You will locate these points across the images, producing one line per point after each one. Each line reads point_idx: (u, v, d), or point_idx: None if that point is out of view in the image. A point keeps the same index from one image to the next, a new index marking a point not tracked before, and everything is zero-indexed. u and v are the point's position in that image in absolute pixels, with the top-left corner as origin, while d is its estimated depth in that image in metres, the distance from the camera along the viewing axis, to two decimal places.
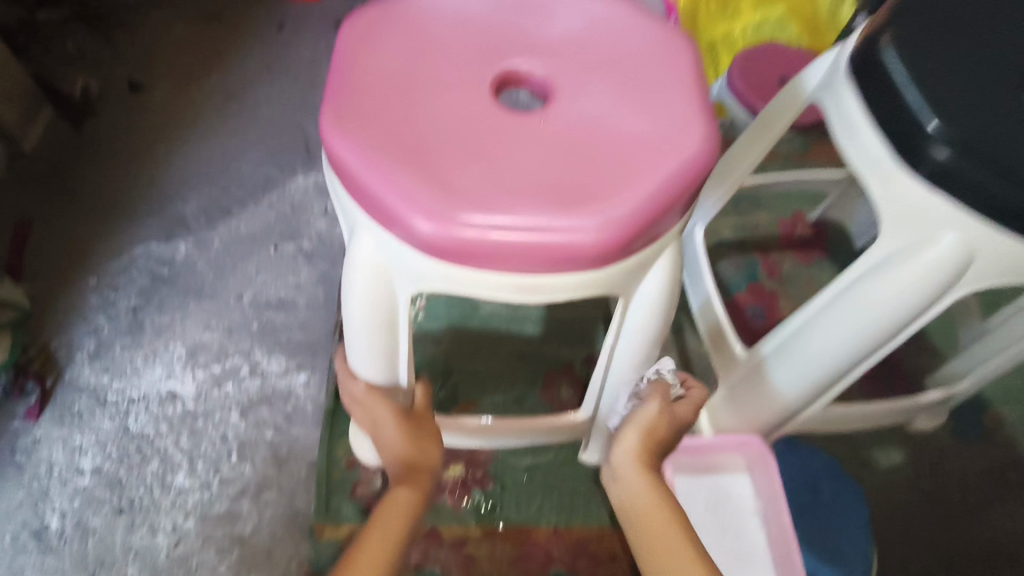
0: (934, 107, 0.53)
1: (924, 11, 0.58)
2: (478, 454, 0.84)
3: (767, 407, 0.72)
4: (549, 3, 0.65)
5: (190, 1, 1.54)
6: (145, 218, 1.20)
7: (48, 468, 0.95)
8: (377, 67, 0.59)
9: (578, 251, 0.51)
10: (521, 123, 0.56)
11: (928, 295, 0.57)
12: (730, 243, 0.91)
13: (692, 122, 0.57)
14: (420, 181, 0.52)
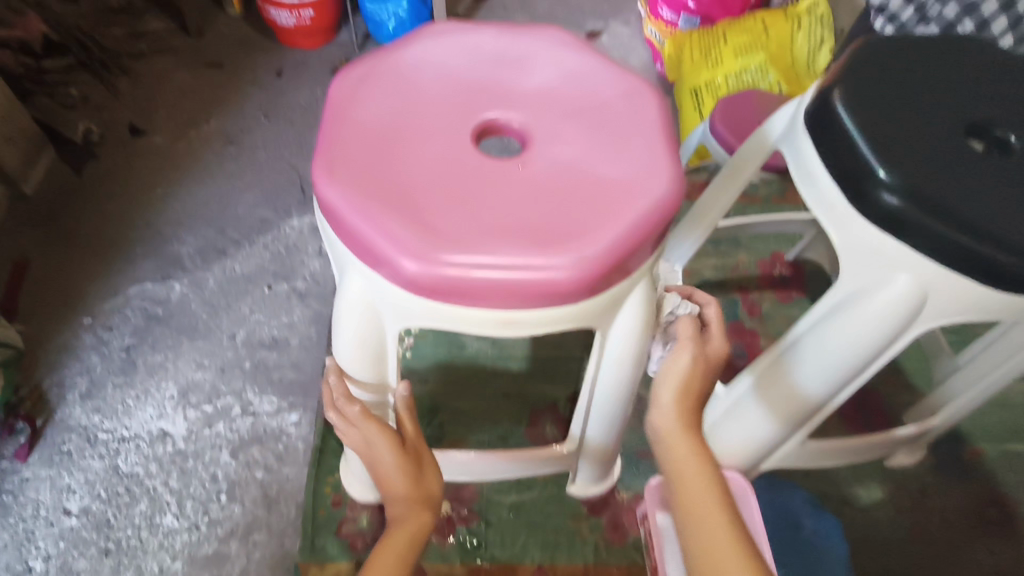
0: (882, 153, 0.51)
1: (873, 53, 0.57)
2: (463, 492, 0.83)
3: (739, 445, 0.71)
4: (528, 54, 0.69)
5: (192, 49, 1.60)
6: (141, 258, 1.22)
7: (35, 509, 0.95)
8: (366, 115, 0.62)
9: (554, 290, 0.54)
10: (500, 167, 0.59)
11: (887, 337, 0.55)
12: (710, 282, 0.94)
13: (662, 165, 0.60)
14: (405, 225, 0.55)
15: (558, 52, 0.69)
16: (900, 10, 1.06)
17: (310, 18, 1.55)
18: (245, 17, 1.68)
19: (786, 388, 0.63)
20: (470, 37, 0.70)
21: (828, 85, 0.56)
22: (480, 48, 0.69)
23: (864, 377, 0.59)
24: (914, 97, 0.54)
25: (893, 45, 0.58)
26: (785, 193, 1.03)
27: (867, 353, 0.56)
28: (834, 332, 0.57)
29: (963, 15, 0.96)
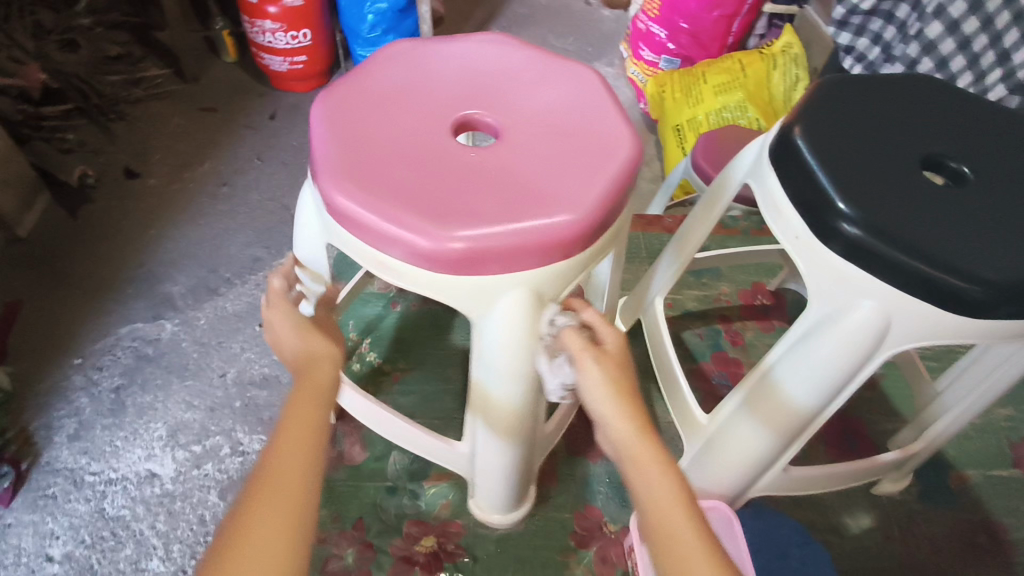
0: (840, 186, 0.52)
1: (833, 97, 0.59)
2: (451, 525, 0.79)
3: (719, 478, 0.68)
4: (562, 68, 0.67)
5: (189, 95, 1.65)
6: (132, 298, 1.22)
7: (16, 556, 0.93)
8: (382, 70, 0.65)
9: (431, 256, 0.52)
10: (442, 145, 0.58)
11: (851, 365, 0.55)
12: (694, 313, 0.95)
13: (598, 192, 0.55)
14: (335, 158, 0.57)
15: (587, 75, 0.66)
16: (868, 51, 1.15)
17: (303, 62, 1.61)
18: (238, 63, 1.75)
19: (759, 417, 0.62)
20: (517, 42, 0.70)
21: (789, 125, 0.58)
22: (514, 51, 0.69)
23: (834, 408, 0.59)
24: (870, 134, 0.57)
25: (851, 86, 0.61)
26: (764, 226, 1.06)
27: (835, 381, 0.56)
28: (802, 358, 0.57)
29: (922, 54, 1.03)
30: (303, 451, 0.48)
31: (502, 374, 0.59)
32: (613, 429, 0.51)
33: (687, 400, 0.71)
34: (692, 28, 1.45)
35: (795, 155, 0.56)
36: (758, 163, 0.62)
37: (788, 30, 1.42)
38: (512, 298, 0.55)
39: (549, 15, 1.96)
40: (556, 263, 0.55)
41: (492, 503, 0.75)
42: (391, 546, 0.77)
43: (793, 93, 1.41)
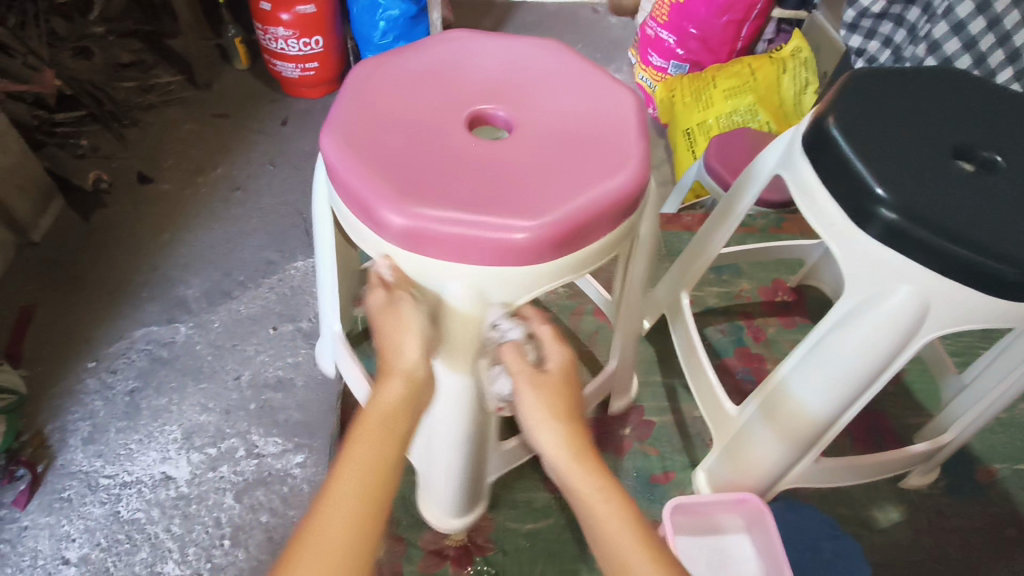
0: (875, 172, 0.53)
1: (863, 88, 0.60)
2: (479, 520, 0.78)
3: (753, 469, 0.68)
4: (603, 87, 0.66)
5: (200, 101, 1.66)
6: (146, 301, 1.23)
7: (32, 559, 0.92)
8: (430, 53, 0.69)
9: (390, 229, 0.54)
10: (441, 132, 0.59)
11: (887, 351, 0.55)
12: (716, 311, 0.95)
13: (569, 208, 0.54)
14: (344, 115, 0.60)
15: (624, 95, 0.65)
16: (878, 54, 1.16)
17: (314, 69, 1.62)
18: (250, 70, 1.77)
19: (791, 407, 0.62)
20: (572, 54, 0.70)
21: (821, 115, 0.59)
22: (563, 61, 0.69)
23: (864, 399, 0.59)
24: (901, 124, 0.57)
25: (879, 78, 0.61)
26: (782, 224, 1.06)
27: (868, 370, 0.57)
28: (837, 343, 0.57)
29: (928, 54, 1.03)
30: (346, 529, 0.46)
31: (453, 356, 0.60)
32: (547, 453, 0.53)
33: (717, 394, 0.72)
34: (702, 33, 1.46)
35: (830, 144, 0.57)
36: (791, 155, 0.63)
37: (796, 35, 1.42)
38: (461, 291, 0.56)
39: (556, 23, 1.98)
40: (513, 266, 0.54)
41: (444, 508, 0.73)
42: (420, 540, 0.76)
43: (802, 97, 1.42)
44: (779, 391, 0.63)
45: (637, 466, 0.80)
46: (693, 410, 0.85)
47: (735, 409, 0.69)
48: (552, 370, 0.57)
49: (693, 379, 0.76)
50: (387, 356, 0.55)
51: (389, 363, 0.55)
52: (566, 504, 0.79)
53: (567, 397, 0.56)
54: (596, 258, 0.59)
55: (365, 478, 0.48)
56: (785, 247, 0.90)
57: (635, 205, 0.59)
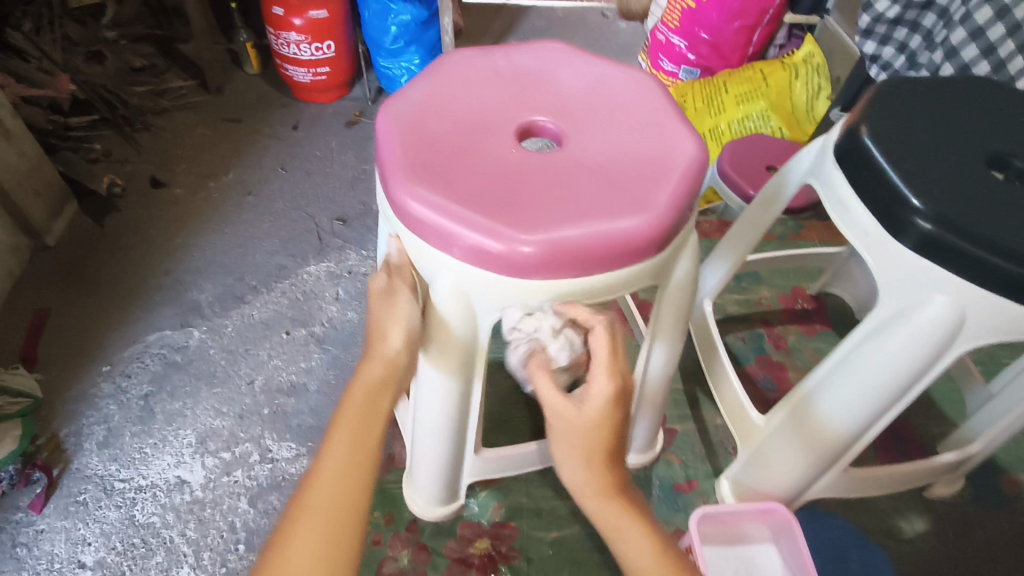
0: (911, 182, 0.53)
1: (894, 98, 0.60)
2: (503, 527, 0.77)
3: (781, 477, 0.68)
4: (674, 123, 0.61)
5: (211, 106, 1.66)
6: (160, 306, 1.23)
7: (48, 563, 0.92)
8: (516, 57, 0.67)
9: (396, 203, 0.54)
10: (482, 132, 0.58)
11: (922, 362, 0.55)
12: (735, 318, 0.95)
13: (564, 234, 0.51)
14: (409, 93, 0.61)
15: (692, 142, 0.59)
16: (893, 59, 1.14)
17: (326, 73, 1.63)
18: (260, 75, 1.77)
19: (821, 416, 0.62)
20: (660, 86, 0.66)
21: (854, 124, 0.59)
22: (645, 91, 0.65)
23: (897, 409, 0.59)
24: (934, 133, 0.57)
25: (909, 87, 0.61)
26: (800, 230, 1.06)
27: (901, 379, 0.57)
28: (871, 352, 0.57)
29: (945, 60, 1.03)
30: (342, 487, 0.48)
31: (442, 359, 0.58)
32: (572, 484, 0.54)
33: (745, 404, 0.72)
34: (713, 38, 1.46)
35: (863, 153, 0.57)
36: (822, 162, 0.63)
37: (808, 40, 1.42)
38: (446, 298, 0.55)
39: (565, 28, 1.98)
40: (499, 276, 0.52)
41: (426, 493, 0.73)
42: (444, 548, 0.75)
43: (815, 102, 1.42)
44: (812, 399, 0.63)
45: (660, 474, 0.79)
46: (715, 418, 0.85)
47: (762, 419, 0.69)
48: (599, 417, 0.51)
49: (720, 392, 0.77)
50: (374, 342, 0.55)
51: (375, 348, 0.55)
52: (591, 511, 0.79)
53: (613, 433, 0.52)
54: (595, 293, 0.54)
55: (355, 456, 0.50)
56: (805, 253, 0.90)
57: (640, 256, 0.54)
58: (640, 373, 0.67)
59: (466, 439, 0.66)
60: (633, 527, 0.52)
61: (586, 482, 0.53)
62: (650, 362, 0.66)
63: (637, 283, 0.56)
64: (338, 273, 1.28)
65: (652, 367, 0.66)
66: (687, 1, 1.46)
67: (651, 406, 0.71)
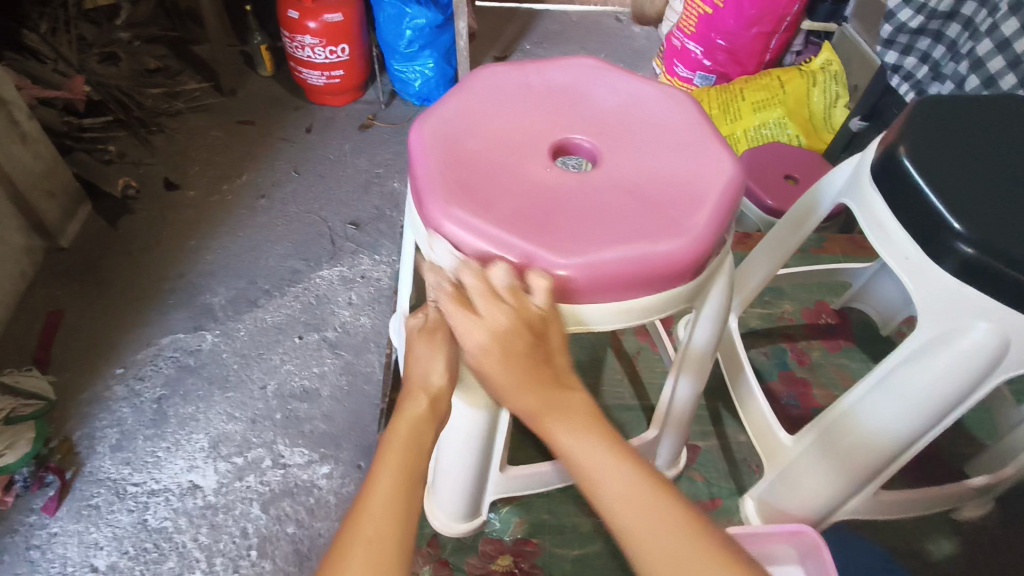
0: (953, 206, 0.52)
1: (933, 119, 0.59)
2: (525, 544, 0.77)
3: (809, 498, 0.68)
4: (710, 143, 0.60)
5: (224, 108, 1.66)
6: (172, 308, 1.21)
7: (61, 566, 0.90)
8: (549, 74, 0.67)
9: (431, 224, 0.54)
10: (517, 151, 0.57)
11: (962, 388, 0.55)
12: (758, 332, 0.95)
13: (601, 258, 0.50)
14: (442, 110, 0.61)
15: (729, 163, 0.58)
16: (915, 69, 1.14)
17: (340, 77, 1.63)
18: (273, 77, 1.77)
19: (852, 442, 0.62)
20: (694, 104, 0.65)
21: (893, 144, 0.59)
22: (680, 110, 0.64)
23: (936, 432, 0.58)
24: (975, 157, 0.56)
25: (946, 108, 0.61)
26: (823, 244, 1.05)
27: (940, 406, 0.56)
28: (907, 378, 0.57)
29: (970, 71, 1.02)
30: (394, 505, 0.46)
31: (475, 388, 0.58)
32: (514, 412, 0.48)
33: (772, 424, 0.71)
34: (730, 45, 1.45)
35: (903, 175, 0.56)
36: (860, 182, 0.63)
37: (826, 48, 1.41)
38: None
39: (579, 33, 1.96)
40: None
41: (448, 509, 0.73)
42: (466, 564, 0.75)
43: (833, 111, 1.39)
44: (846, 420, 0.62)
45: (682, 491, 0.79)
46: (739, 436, 0.85)
47: (790, 439, 0.69)
48: (480, 363, 0.48)
49: (746, 413, 0.76)
50: (412, 382, 0.55)
51: (415, 389, 0.54)
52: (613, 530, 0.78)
53: (519, 365, 0.47)
54: (633, 317, 0.54)
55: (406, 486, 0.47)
56: (832, 268, 0.90)
57: (678, 279, 0.53)
58: (668, 396, 0.67)
59: (491, 459, 0.66)
60: (576, 435, 0.46)
61: (520, 404, 0.48)
62: (678, 386, 0.66)
63: (673, 306, 0.55)
64: (351, 277, 1.27)
65: (679, 392, 0.67)
66: (705, 8, 1.45)
67: (676, 429, 0.71)
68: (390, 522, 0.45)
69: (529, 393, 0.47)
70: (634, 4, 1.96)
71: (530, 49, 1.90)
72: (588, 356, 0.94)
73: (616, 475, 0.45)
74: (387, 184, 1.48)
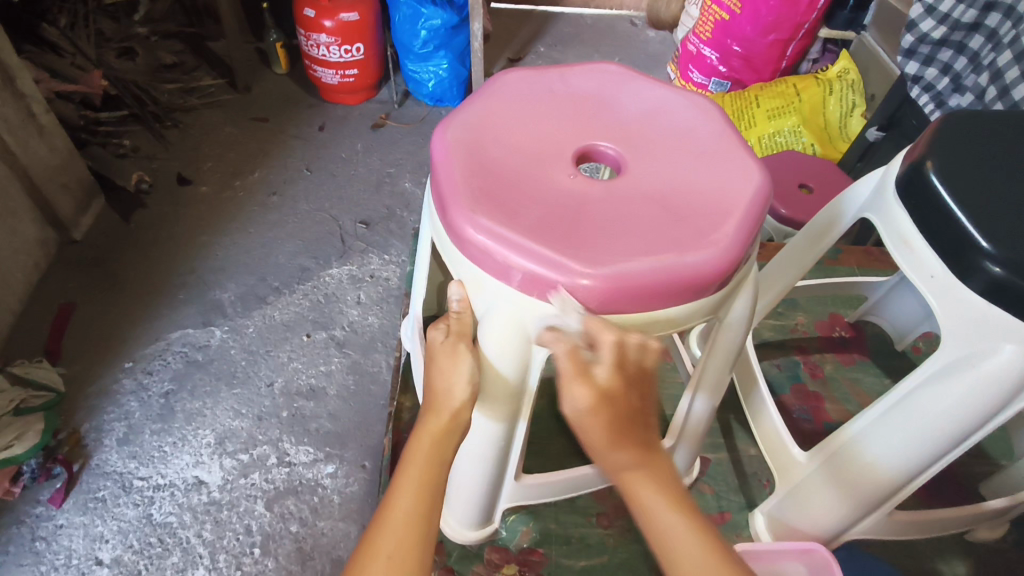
0: (981, 224, 0.52)
1: (959, 137, 0.59)
2: (532, 554, 0.76)
3: (822, 516, 0.67)
4: (735, 153, 0.60)
5: (239, 104, 1.66)
6: (182, 303, 1.21)
7: (66, 558, 0.89)
8: (574, 80, 0.66)
9: (454, 230, 0.53)
10: (543, 158, 0.57)
11: (987, 411, 0.54)
12: (771, 344, 0.94)
13: (626, 268, 0.49)
14: (467, 116, 0.60)
15: (755, 175, 0.58)
16: (936, 81, 1.11)
17: (354, 76, 1.63)
18: (288, 75, 1.77)
19: (869, 460, 0.61)
20: (720, 112, 0.64)
21: (919, 159, 0.58)
22: (707, 118, 0.63)
23: (955, 454, 0.58)
24: (1002, 175, 0.56)
25: (972, 125, 0.61)
26: (838, 255, 1.04)
27: (964, 427, 0.55)
28: (927, 399, 0.56)
29: (991, 82, 1.01)
30: (415, 516, 0.49)
31: (493, 400, 0.57)
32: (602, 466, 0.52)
33: (784, 440, 0.70)
34: (745, 51, 1.43)
35: (931, 191, 0.56)
36: (885, 199, 0.62)
37: (843, 56, 1.39)
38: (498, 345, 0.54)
39: (594, 36, 1.96)
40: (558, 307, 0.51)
41: (460, 517, 0.72)
42: (471, 572, 0.74)
43: (849, 119, 1.38)
44: (862, 439, 0.61)
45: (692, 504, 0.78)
46: (750, 449, 0.84)
47: (804, 455, 0.68)
48: (580, 418, 0.51)
49: (760, 428, 0.75)
50: (436, 394, 0.55)
51: (439, 403, 0.55)
52: (621, 541, 0.77)
53: (619, 424, 0.51)
54: (658, 328, 0.53)
55: (423, 502, 0.50)
56: (846, 281, 0.89)
57: (704, 290, 0.53)
58: (684, 408, 0.66)
59: (505, 469, 0.65)
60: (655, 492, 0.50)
61: (606, 458, 0.52)
62: (696, 399, 0.65)
63: (696, 318, 0.55)
64: (360, 277, 1.27)
65: (696, 405, 0.66)
66: (721, 13, 1.44)
67: (691, 442, 0.70)
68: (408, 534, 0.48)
69: (618, 450, 0.51)
70: (649, 9, 1.95)
71: (544, 52, 1.90)
72: None
73: (691, 537, 0.48)
74: (398, 184, 1.47)
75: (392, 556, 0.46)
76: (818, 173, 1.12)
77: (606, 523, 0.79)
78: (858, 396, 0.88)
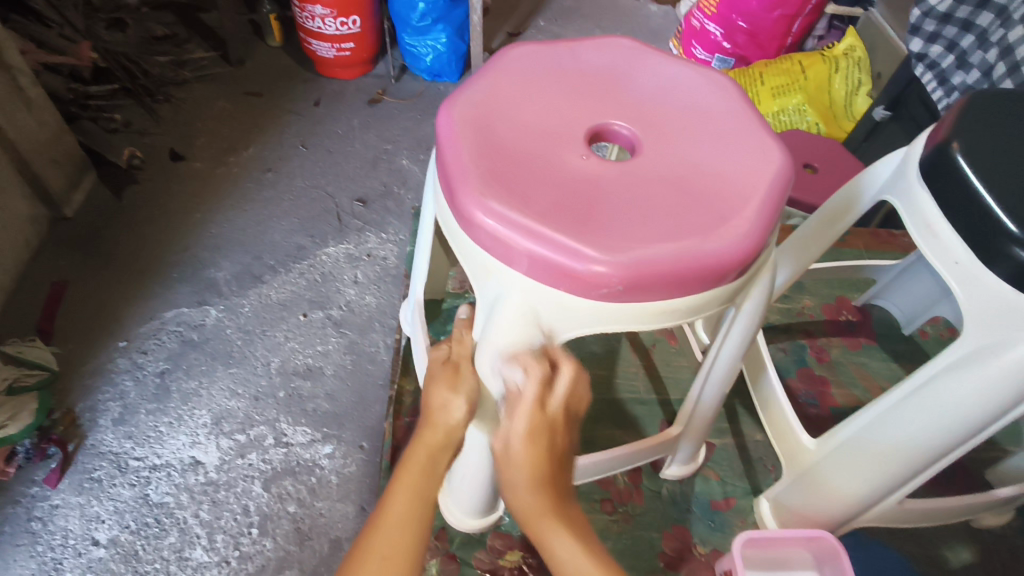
0: (1010, 209, 0.51)
1: (986, 118, 0.58)
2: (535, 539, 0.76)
3: (830, 503, 0.66)
4: (753, 132, 0.58)
5: (232, 77, 1.61)
6: (177, 283, 1.19)
7: (63, 539, 0.89)
8: (584, 54, 0.64)
9: (462, 214, 0.51)
10: (554, 138, 0.55)
11: (1009, 401, 0.53)
12: (776, 328, 0.93)
13: (644, 255, 0.48)
14: (475, 95, 0.58)
15: (773, 155, 0.56)
16: (941, 58, 1.09)
17: (350, 49, 1.58)
18: (282, 48, 1.72)
19: (883, 450, 0.60)
20: (736, 89, 0.62)
21: (945, 140, 0.57)
22: (723, 95, 0.61)
23: (971, 443, 0.57)
24: None
25: (998, 106, 0.59)
26: (845, 237, 1.03)
27: (983, 417, 0.54)
28: (948, 387, 0.55)
29: (999, 59, 0.99)
30: (410, 520, 0.51)
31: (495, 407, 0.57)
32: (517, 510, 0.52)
33: (794, 425, 0.70)
34: (751, 27, 1.40)
35: (957, 172, 0.55)
36: (909, 181, 0.61)
37: (851, 31, 1.35)
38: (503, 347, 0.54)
39: (595, 10, 1.91)
40: (571, 294, 0.49)
41: (464, 505, 0.71)
42: (474, 558, 0.74)
43: (854, 98, 1.35)
44: (876, 426, 0.60)
45: (697, 490, 0.78)
46: (756, 434, 0.84)
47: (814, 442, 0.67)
48: (513, 449, 0.51)
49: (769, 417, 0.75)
50: (433, 412, 0.55)
51: (435, 418, 0.54)
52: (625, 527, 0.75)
53: (550, 462, 0.51)
54: (670, 318, 0.52)
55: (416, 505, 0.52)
56: (854, 264, 0.89)
57: (722, 278, 0.51)
58: (695, 394, 0.66)
59: None
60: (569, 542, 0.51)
61: (525, 501, 0.52)
62: (705, 387, 0.65)
63: (710, 308, 0.53)
64: (358, 256, 1.25)
65: (706, 392, 0.65)
66: None
67: (695, 432, 0.71)
68: (402, 535, 0.50)
69: (541, 494, 0.51)
70: None
71: (544, 26, 1.85)
72: (603, 348, 0.93)
73: None
74: (396, 161, 1.45)
75: (387, 557, 0.49)
76: (826, 153, 1.10)
77: (610, 509, 0.76)
78: (863, 380, 0.87)
